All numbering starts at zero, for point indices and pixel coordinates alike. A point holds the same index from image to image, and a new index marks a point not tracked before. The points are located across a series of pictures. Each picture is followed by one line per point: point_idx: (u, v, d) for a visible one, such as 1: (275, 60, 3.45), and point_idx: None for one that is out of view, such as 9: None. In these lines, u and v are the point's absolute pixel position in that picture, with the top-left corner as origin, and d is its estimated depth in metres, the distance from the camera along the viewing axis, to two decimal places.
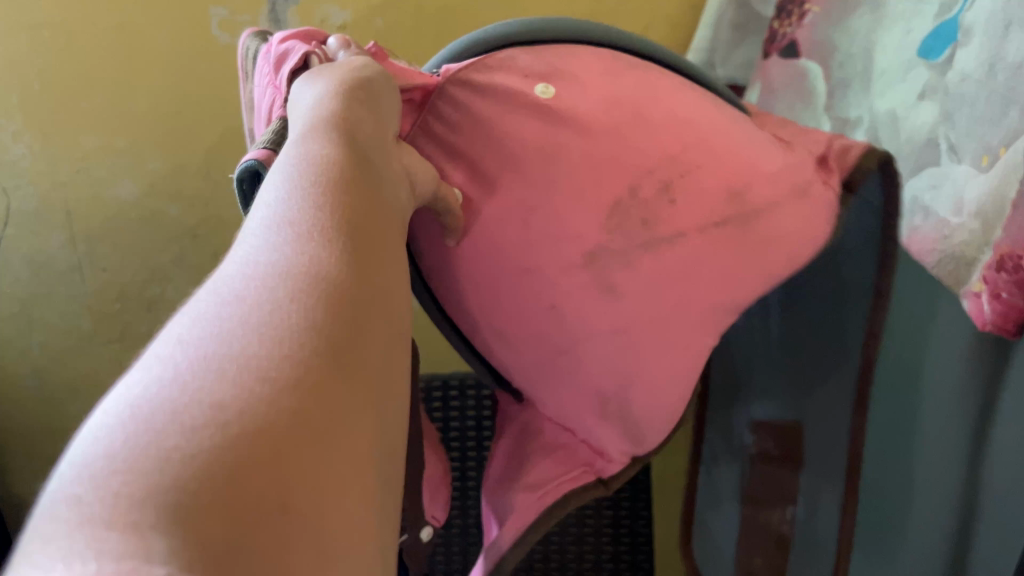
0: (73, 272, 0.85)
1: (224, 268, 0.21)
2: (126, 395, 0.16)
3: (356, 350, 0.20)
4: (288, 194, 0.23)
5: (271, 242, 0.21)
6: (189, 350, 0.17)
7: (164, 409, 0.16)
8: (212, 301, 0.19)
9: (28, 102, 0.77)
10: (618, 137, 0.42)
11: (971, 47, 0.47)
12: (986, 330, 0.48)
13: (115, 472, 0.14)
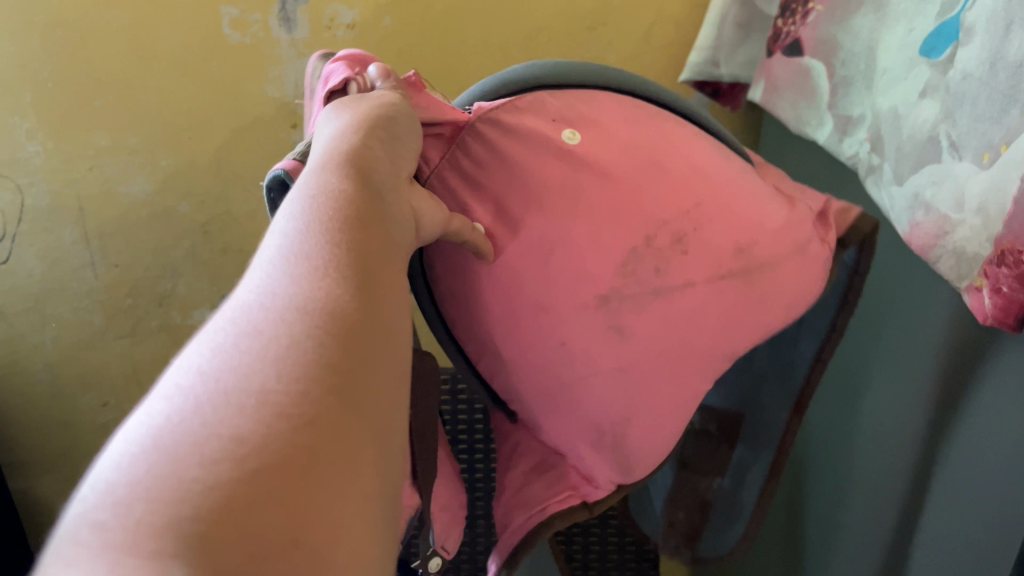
0: (85, 268, 0.86)
1: (243, 298, 0.21)
2: (149, 426, 0.16)
3: (372, 387, 0.20)
4: (305, 225, 0.23)
5: (287, 268, 0.22)
6: (207, 378, 0.18)
7: (182, 434, 0.16)
8: (233, 333, 0.19)
9: (42, 100, 0.77)
10: (637, 187, 0.44)
11: (973, 45, 0.48)
12: (987, 324, 0.49)
13: (136, 502, 0.15)
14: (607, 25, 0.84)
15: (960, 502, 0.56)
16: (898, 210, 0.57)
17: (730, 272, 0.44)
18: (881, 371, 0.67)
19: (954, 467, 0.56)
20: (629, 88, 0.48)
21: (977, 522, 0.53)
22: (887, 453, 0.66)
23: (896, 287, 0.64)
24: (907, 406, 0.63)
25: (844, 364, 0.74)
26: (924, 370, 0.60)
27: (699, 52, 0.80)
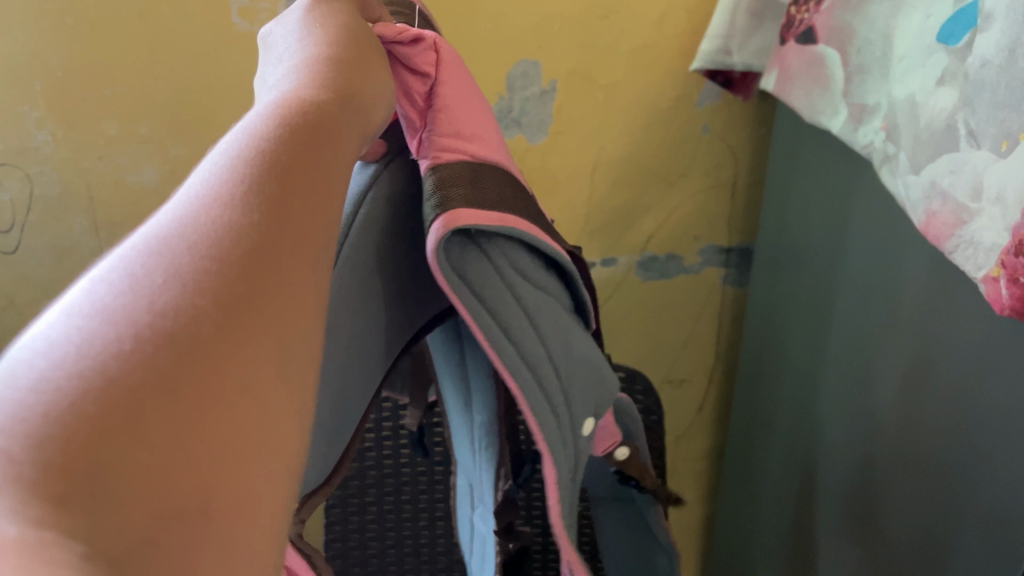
0: (95, 257, 0.86)
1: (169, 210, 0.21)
2: (63, 328, 0.16)
3: (282, 336, 0.21)
4: (243, 156, 0.23)
5: (218, 190, 0.22)
6: (123, 273, 0.18)
7: (93, 350, 0.16)
8: (163, 247, 0.19)
9: (51, 89, 0.77)
10: None
11: (992, 32, 0.47)
12: (1004, 315, 0.48)
13: (47, 424, 0.14)
14: (619, 13, 0.83)
15: (993, 499, 0.54)
16: (914, 199, 0.56)
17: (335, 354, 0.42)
18: (888, 360, 0.67)
19: (976, 468, 0.56)
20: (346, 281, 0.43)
21: (997, 522, 0.54)
22: (913, 446, 0.64)
23: (906, 274, 0.63)
24: (919, 397, 0.63)
25: (853, 353, 0.74)
26: (933, 361, 0.60)
27: (712, 40, 0.80)
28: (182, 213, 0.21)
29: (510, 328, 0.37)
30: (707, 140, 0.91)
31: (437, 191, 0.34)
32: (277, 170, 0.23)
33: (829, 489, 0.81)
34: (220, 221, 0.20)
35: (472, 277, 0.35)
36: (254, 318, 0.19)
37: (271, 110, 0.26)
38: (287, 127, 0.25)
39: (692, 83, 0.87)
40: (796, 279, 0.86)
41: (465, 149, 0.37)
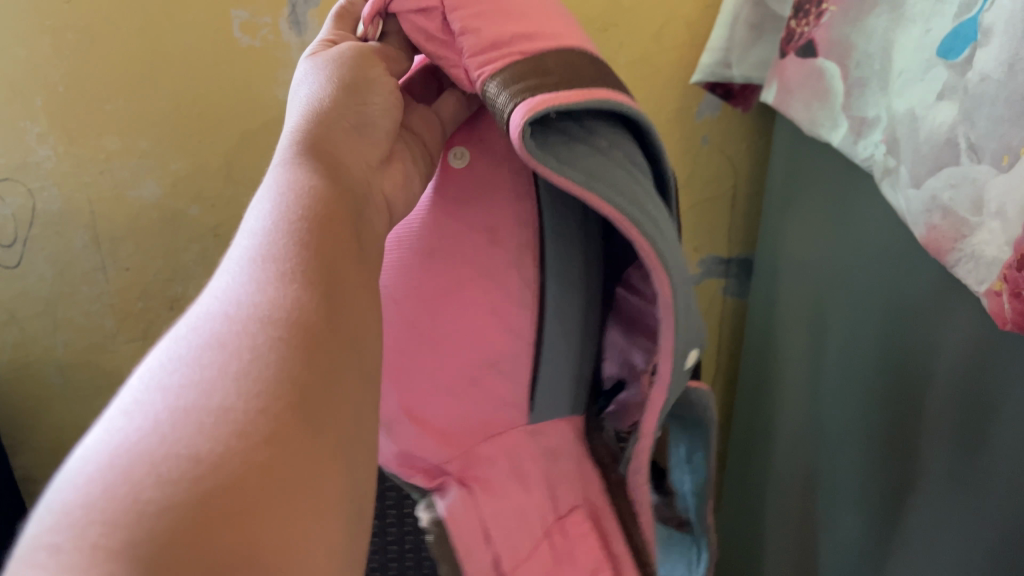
0: (96, 271, 0.86)
1: (192, 328, 0.24)
2: (107, 443, 0.20)
3: (316, 409, 0.23)
4: (254, 271, 0.27)
5: (235, 304, 0.25)
6: (152, 389, 0.21)
7: (131, 459, 0.19)
8: (189, 364, 0.22)
9: (52, 105, 0.77)
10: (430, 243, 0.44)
11: (992, 47, 0.47)
12: (1006, 328, 0.48)
13: (94, 525, 0.18)
14: (618, 26, 0.83)
15: (995, 514, 0.54)
16: (915, 212, 0.56)
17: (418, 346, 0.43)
18: (886, 372, 0.68)
19: (976, 481, 0.56)
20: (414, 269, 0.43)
21: (997, 535, 0.54)
22: (912, 460, 0.65)
23: (907, 285, 0.63)
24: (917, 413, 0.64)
25: (852, 367, 0.74)
26: (931, 374, 0.61)
27: (711, 53, 0.80)
28: (203, 329, 0.24)
29: (629, 194, 0.37)
30: (707, 152, 0.91)
31: (507, 85, 0.35)
32: (292, 277, 0.27)
33: (829, 500, 0.81)
34: (239, 330, 0.24)
35: (577, 148, 0.36)
36: (286, 396, 0.23)
37: (276, 219, 0.30)
38: (295, 237, 0.29)
39: (691, 95, 0.88)
40: (795, 291, 0.86)
41: (514, 39, 0.37)
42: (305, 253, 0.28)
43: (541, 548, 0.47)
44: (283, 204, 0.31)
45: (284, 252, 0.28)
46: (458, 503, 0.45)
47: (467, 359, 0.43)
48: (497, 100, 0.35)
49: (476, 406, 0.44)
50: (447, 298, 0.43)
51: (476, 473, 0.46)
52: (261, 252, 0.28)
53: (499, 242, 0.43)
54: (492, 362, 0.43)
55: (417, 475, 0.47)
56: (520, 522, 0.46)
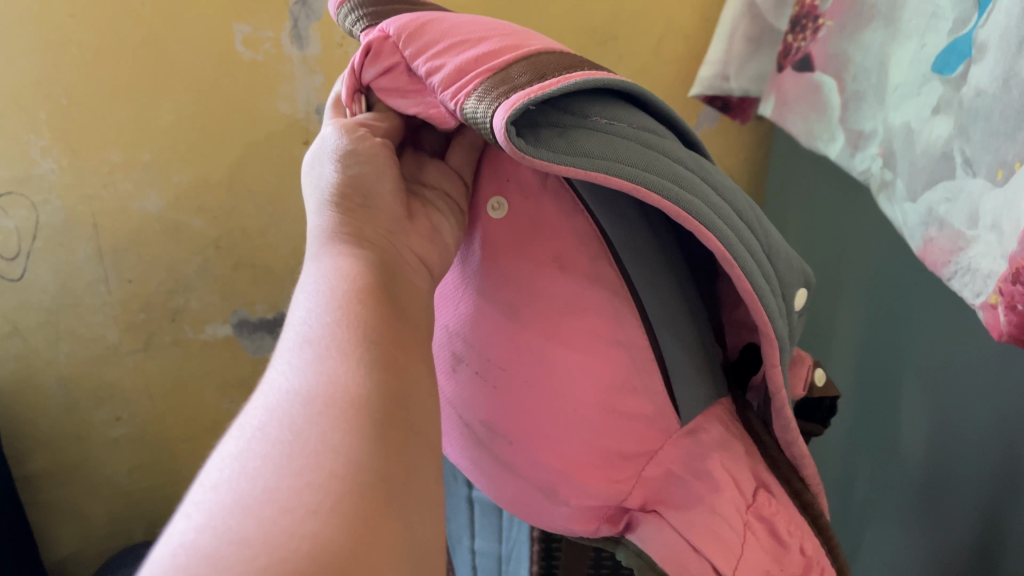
0: (98, 283, 0.86)
1: (253, 429, 0.26)
2: (180, 548, 0.22)
3: (374, 491, 0.25)
4: (305, 369, 0.29)
5: (292, 404, 0.27)
6: (234, 507, 0.23)
7: (200, 562, 0.21)
8: (251, 467, 0.25)
9: (56, 117, 0.77)
10: (508, 299, 0.39)
11: (986, 62, 0.48)
12: (1002, 341, 0.48)
13: None
14: (617, 39, 0.84)
15: (992, 524, 0.54)
16: (912, 225, 0.57)
17: (517, 405, 0.40)
18: (883, 383, 0.68)
19: (974, 493, 0.56)
20: (498, 326, 0.40)
21: (993, 543, 0.54)
22: (909, 469, 0.65)
23: (903, 296, 0.64)
24: (912, 425, 0.64)
25: (850, 376, 0.75)
26: (928, 387, 0.61)
27: (710, 66, 0.80)
28: (264, 430, 0.26)
29: (639, 162, 0.35)
30: None
31: (486, 94, 0.33)
32: (345, 376, 0.28)
33: (828, 510, 0.81)
34: (298, 438, 0.26)
35: (577, 132, 0.35)
36: (359, 497, 0.24)
37: (322, 319, 0.32)
38: (345, 331, 0.31)
39: (690, 108, 0.89)
40: None
41: (479, 64, 0.35)
42: (353, 347, 0.30)
43: (750, 538, 0.39)
44: (327, 303, 0.33)
45: (332, 351, 0.30)
46: (652, 531, 0.41)
47: (595, 397, 0.39)
48: (478, 111, 0.33)
49: (622, 439, 0.40)
50: (550, 344, 0.39)
51: (658, 493, 0.41)
52: (313, 349, 0.30)
53: (571, 269, 0.39)
54: (618, 386, 0.39)
55: (602, 526, 0.42)
56: (714, 517, 0.39)
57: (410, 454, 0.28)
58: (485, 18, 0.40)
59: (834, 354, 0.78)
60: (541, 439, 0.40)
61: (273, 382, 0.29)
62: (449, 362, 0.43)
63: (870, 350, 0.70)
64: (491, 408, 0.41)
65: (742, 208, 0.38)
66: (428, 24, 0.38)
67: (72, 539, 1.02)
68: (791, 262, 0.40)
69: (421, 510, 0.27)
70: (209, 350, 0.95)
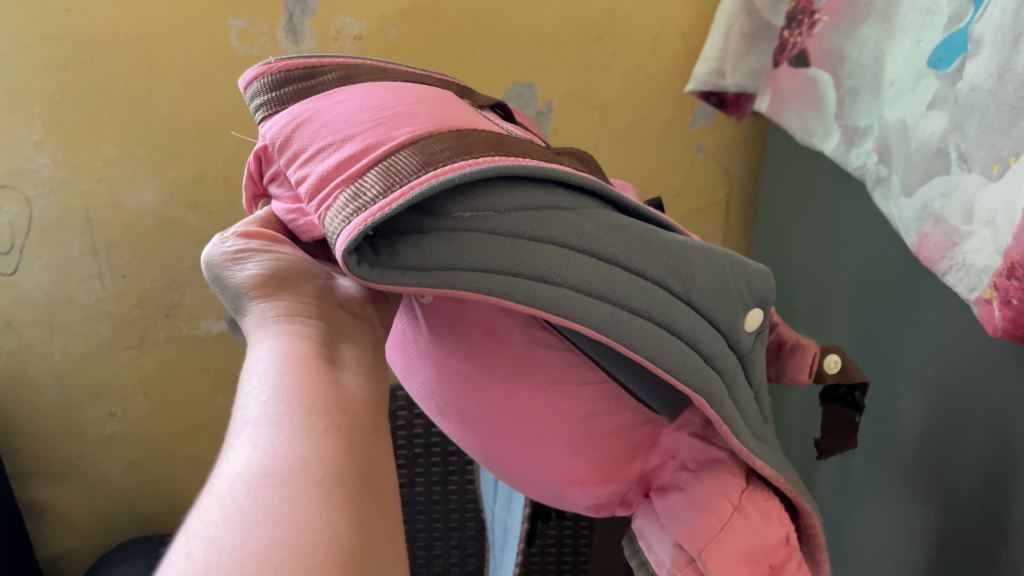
0: (93, 279, 0.86)
1: (198, 514, 0.26)
2: None
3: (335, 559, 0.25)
4: (246, 450, 0.29)
5: (236, 484, 0.27)
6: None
7: None
8: (198, 552, 0.25)
9: (51, 113, 0.77)
10: (460, 364, 0.41)
11: (982, 57, 0.48)
12: (996, 336, 0.49)
13: None
14: (613, 35, 0.84)
15: (987, 521, 0.54)
16: (907, 220, 0.57)
17: (499, 431, 0.42)
18: (879, 383, 0.68)
19: (967, 491, 0.56)
20: (460, 385, 0.41)
21: (987, 540, 0.54)
22: (904, 466, 0.65)
23: (897, 289, 0.64)
24: (907, 437, 0.64)
25: None
26: (925, 394, 0.61)
27: (705, 63, 0.80)
28: (211, 512, 0.26)
29: (500, 260, 0.34)
30: (701, 160, 0.92)
31: (342, 208, 0.33)
32: (288, 449, 0.29)
33: (826, 510, 0.81)
34: (249, 511, 0.26)
35: (432, 240, 0.35)
36: (318, 570, 0.24)
37: (265, 392, 0.32)
38: (289, 407, 0.31)
39: (686, 104, 0.89)
40: (793, 298, 0.86)
41: (340, 169, 0.35)
42: (295, 419, 0.30)
43: (735, 521, 0.38)
44: (269, 381, 0.32)
45: (274, 425, 0.30)
46: (646, 519, 0.42)
47: (560, 422, 0.41)
48: (331, 227, 0.33)
49: (606, 445, 0.42)
50: (511, 390, 0.41)
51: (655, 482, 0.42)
52: (257, 426, 0.30)
53: (506, 339, 0.41)
54: (587, 415, 0.41)
55: (616, 510, 0.44)
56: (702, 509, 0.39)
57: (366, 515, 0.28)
58: (360, 102, 0.38)
59: (831, 348, 0.77)
60: (529, 461, 0.42)
61: (220, 461, 0.29)
62: (438, 414, 0.45)
63: (867, 346, 0.70)
64: (483, 445, 0.43)
65: (652, 259, 0.36)
66: (302, 127, 0.38)
67: (65, 535, 1.02)
68: (726, 274, 0.38)
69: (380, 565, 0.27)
70: (204, 347, 0.94)
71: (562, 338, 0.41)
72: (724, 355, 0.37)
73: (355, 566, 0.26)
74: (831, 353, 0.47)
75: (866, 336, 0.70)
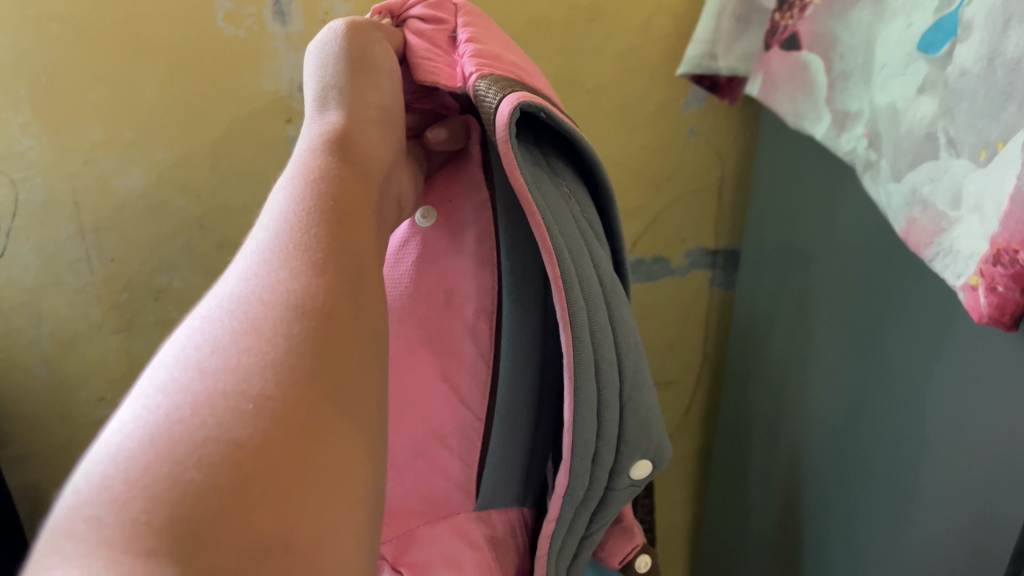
0: (81, 262, 0.85)
1: (202, 327, 0.26)
2: (131, 426, 0.22)
3: (334, 400, 0.25)
4: (258, 272, 0.28)
5: (243, 302, 0.27)
6: (186, 368, 0.24)
7: (159, 448, 0.21)
8: (196, 362, 0.24)
9: (36, 94, 0.76)
10: (401, 312, 0.46)
11: (971, 41, 0.47)
12: (982, 322, 0.48)
13: (119, 497, 0.20)
14: (604, 17, 0.83)
15: (979, 501, 0.54)
16: (895, 206, 0.57)
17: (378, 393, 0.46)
18: (867, 369, 0.68)
19: (959, 471, 0.56)
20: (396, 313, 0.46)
21: (981, 521, 0.54)
22: (891, 449, 0.65)
23: (885, 276, 0.64)
24: (895, 416, 0.64)
25: (834, 355, 0.75)
26: (913, 375, 0.61)
27: (699, 45, 0.80)
28: (212, 327, 0.26)
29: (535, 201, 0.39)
30: (694, 144, 0.91)
31: (491, 88, 0.40)
32: (299, 279, 0.28)
33: (815, 493, 0.81)
34: (255, 330, 0.25)
35: (524, 171, 0.39)
36: (312, 401, 0.24)
37: (297, 206, 0.32)
38: (305, 236, 0.30)
39: (678, 87, 0.88)
40: (782, 283, 0.86)
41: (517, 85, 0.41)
42: (308, 251, 0.29)
43: None
44: (287, 213, 0.32)
45: (287, 253, 0.29)
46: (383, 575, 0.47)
47: (424, 428, 0.46)
48: (487, 94, 0.40)
49: (424, 477, 0.47)
50: (414, 359, 0.46)
51: (409, 556, 0.47)
52: (273, 251, 0.29)
53: (454, 306, 0.46)
54: (437, 434, 0.46)
55: None
56: (453, 575, 0.46)
57: (363, 360, 0.28)
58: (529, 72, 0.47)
59: (818, 333, 0.78)
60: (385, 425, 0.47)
61: (228, 281, 0.29)
62: None
63: (854, 329, 0.70)
64: None
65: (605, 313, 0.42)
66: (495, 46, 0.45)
67: None
68: (641, 403, 0.45)
69: (372, 417, 0.27)
70: None
71: (491, 351, 0.46)
72: (589, 429, 0.42)
73: (346, 413, 0.25)
74: (645, 552, 0.57)
75: (852, 320, 0.70)
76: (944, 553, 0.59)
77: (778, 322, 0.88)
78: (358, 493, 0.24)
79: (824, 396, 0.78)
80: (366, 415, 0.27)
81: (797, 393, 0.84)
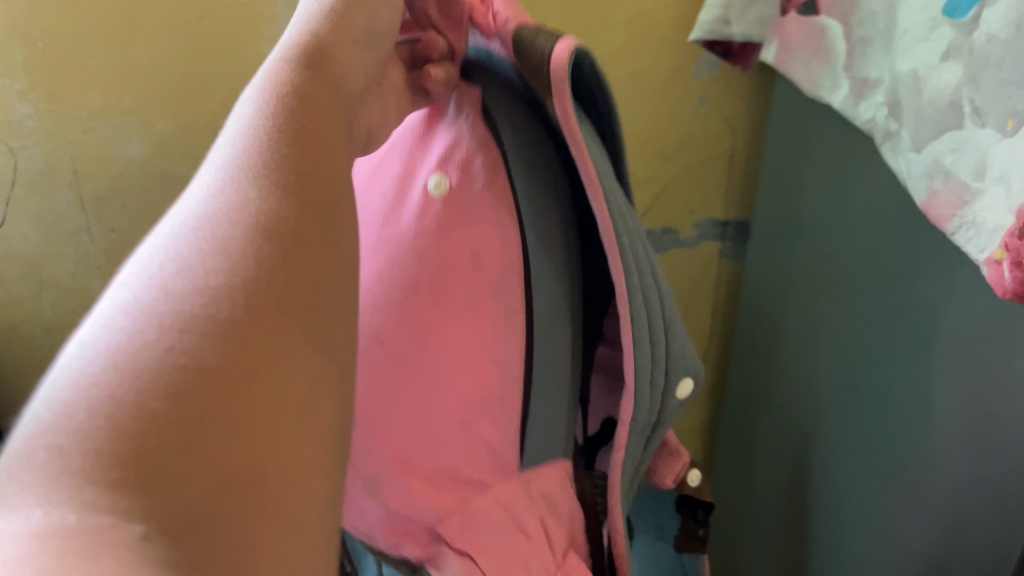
0: (81, 232, 0.84)
1: (163, 231, 0.23)
2: (76, 344, 0.19)
3: (301, 323, 0.23)
4: (225, 172, 0.25)
5: (210, 203, 0.24)
6: (144, 275, 0.21)
7: (108, 366, 0.18)
8: (151, 270, 0.21)
9: (32, 61, 0.75)
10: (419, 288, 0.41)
11: (998, 5, 0.45)
12: (1004, 297, 0.47)
13: (60, 425, 0.17)
14: None
15: (993, 475, 0.54)
16: (916, 177, 0.55)
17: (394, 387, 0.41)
18: (877, 342, 0.68)
19: (969, 445, 0.56)
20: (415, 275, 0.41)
21: (995, 495, 0.54)
22: (899, 422, 0.65)
23: (898, 253, 0.63)
24: (903, 389, 0.64)
25: (844, 328, 0.74)
26: (922, 350, 0.61)
27: (711, 11, 0.76)
28: (174, 231, 0.23)
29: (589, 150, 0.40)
30: (704, 113, 0.89)
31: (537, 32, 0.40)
32: (271, 181, 0.25)
33: (822, 466, 0.81)
34: (221, 235, 0.22)
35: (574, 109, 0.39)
36: (281, 330, 0.22)
37: (273, 93, 0.29)
38: (283, 128, 0.27)
39: (690, 54, 0.85)
40: (792, 254, 0.85)
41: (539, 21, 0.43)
42: (283, 149, 0.26)
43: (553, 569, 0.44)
44: (259, 105, 0.28)
45: (259, 150, 0.26)
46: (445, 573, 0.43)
47: (454, 408, 0.42)
48: (530, 39, 0.39)
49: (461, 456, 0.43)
50: (439, 331, 0.41)
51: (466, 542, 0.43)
52: (242, 146, 0.26)
53: (485, 265, 0.42)
54: (471, 409, 0.42)
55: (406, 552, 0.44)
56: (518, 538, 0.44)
57: (338, 285, 0.25)
58: None
59: (829, 305, 0.77)
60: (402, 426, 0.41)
61: (195, 179, 0.26)
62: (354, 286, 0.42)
63: (866, 302, 0.69)
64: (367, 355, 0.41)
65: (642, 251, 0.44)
66: None
67: None
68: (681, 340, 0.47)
69: (343, 345, 0.25)
70: None
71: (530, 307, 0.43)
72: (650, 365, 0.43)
73: (317, 341, 0.23)
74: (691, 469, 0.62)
75: (864, 293, 0.70)
76: (953, 526, 0.59)
77: (787, 294, 0.88)
78: (324, 409, 0.23)
79: (831, 369, 0.77)
80: (337, 326, 0.25)
81: (804, 366, 0.84)
